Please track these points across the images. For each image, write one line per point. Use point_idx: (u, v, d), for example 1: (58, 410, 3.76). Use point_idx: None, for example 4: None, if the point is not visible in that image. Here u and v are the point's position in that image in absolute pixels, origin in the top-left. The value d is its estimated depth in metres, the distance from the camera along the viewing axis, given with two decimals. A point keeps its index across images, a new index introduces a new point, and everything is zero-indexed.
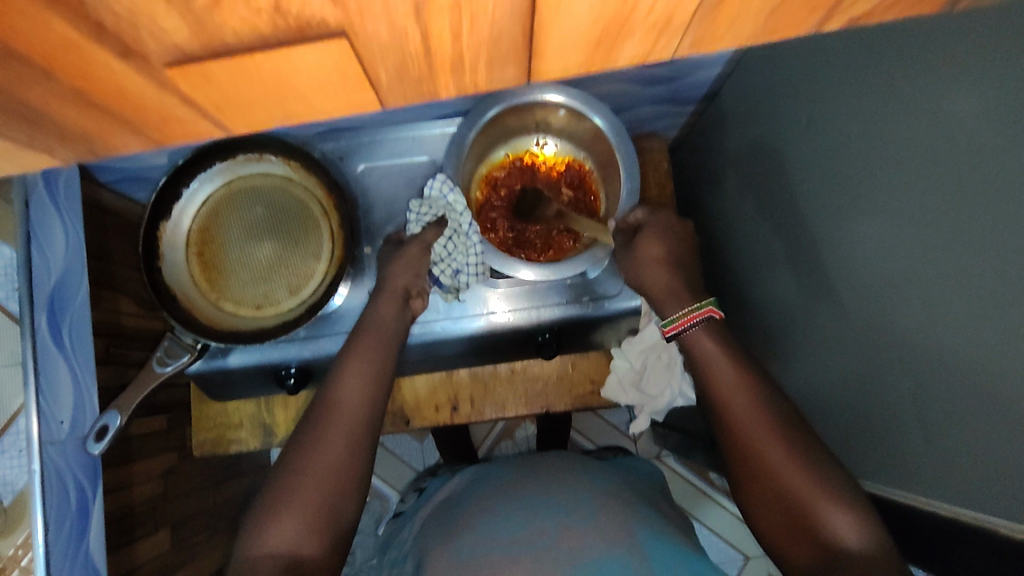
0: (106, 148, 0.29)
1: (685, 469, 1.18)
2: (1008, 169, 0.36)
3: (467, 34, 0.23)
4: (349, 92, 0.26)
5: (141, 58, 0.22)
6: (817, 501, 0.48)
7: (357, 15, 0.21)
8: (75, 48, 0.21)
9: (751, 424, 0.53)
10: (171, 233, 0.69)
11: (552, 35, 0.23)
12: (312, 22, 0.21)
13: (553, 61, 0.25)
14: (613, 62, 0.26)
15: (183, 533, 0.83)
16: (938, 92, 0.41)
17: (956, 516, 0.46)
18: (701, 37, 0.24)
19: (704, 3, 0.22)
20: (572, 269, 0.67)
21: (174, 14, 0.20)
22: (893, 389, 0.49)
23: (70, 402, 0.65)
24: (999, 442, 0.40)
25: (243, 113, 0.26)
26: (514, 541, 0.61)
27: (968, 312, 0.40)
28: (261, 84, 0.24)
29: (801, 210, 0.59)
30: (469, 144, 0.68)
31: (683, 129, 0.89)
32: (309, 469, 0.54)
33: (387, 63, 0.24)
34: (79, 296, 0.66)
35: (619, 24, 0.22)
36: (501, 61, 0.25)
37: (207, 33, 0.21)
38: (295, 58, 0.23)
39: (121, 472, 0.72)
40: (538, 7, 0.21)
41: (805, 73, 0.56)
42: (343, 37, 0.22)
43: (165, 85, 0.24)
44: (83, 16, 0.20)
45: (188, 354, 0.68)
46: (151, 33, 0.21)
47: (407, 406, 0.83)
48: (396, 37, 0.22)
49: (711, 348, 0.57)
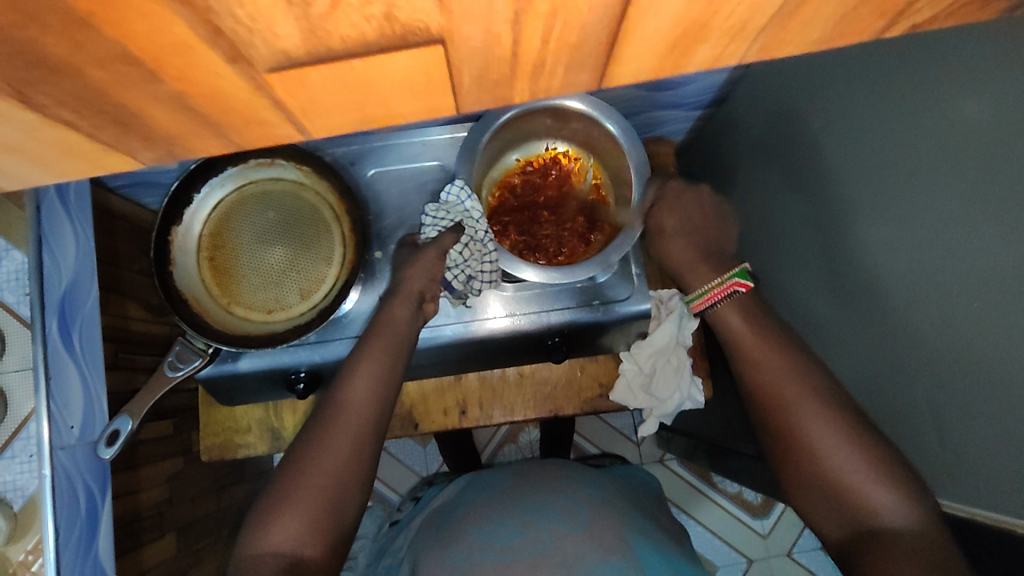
0: (186, 150, 0.28)
1: (687, 472, 1.19)
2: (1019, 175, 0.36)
3: (556, 39, 0.22)
4: (431, 98, 0.25)
5: (247, 63, 0.22)
6: (861, 477, 0.48)
7: (458, 21, 0.21)
8: (187, 50, 0.21)
9: (793, 395, 0.53)
10: (182, 238, 0.69)
11: (633, 40, 0.23)
12: (415, 29, 0.21)
13: (628, 65, 0.25)
14: (683, 67, 0.25)
15: (188, 539, 0.83)
16: (951, 99, 0.41)
17: (970, 515, 0.46)
18: (769, 43, 0.24)
19: (783, 7, 0.22)
20: (583, 272, 0.67)
21: (289, 18, 0.20)
22: (907, 390, 0.49)
23: (81, 407, 0.64)
24: (1015, 445, 0.40)
25: (325, 119, 0.26)
26: (507, 548, 0.62)
27: (983, 316, 0.40)
28: (347, 92, 0.24)
29: (813, 214, 0.59)
30: (482, 148, 0.68)
31: (691, 132, 0.89)
32: (315, 470, 0.54)
33: (472, 69, 0.24)
34: (89, 303, 0.65)
35: (699, 28, 0.22)
36: (579, 68, 0.24)
37: (316, 39, 0.21)
38: (387, 66, 0.22)
39: (128, 477, 0.72)
40: (629, 12, 0.21)
41: (815, 79, 0.56)
42: (440, 43, 0.22)
43: (262, 90, 0.23)
44: (205, 20, 0.19)
45: (200, 359, 0.67)
46: (264, 39, 0.20)
47: (416, 410, 0.83)
48: (489, 43, 0.22)
49: (735, 323, 0.59)
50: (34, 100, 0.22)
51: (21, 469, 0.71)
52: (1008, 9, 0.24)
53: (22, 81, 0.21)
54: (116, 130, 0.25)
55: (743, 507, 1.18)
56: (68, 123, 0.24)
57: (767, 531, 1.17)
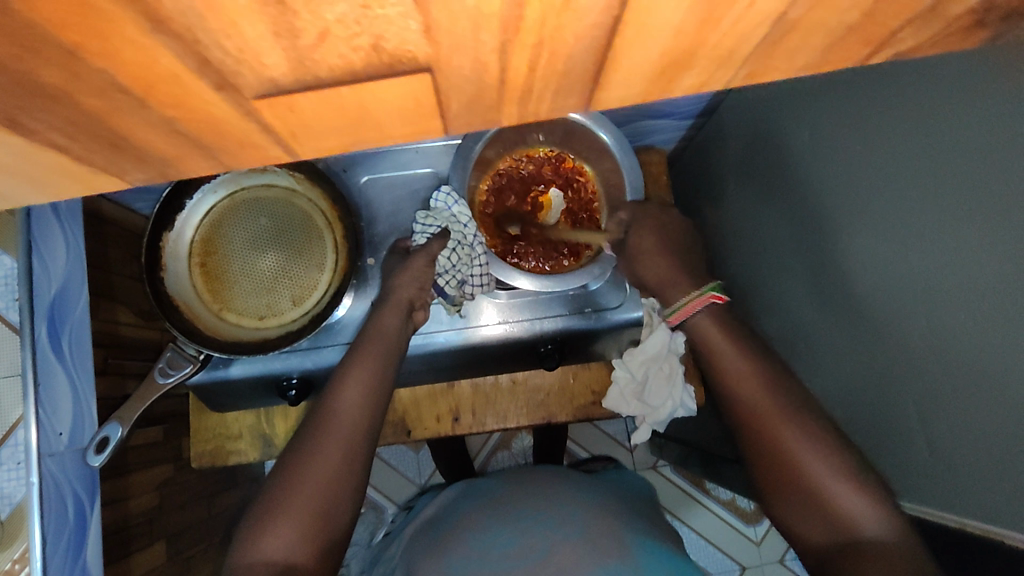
0: (178, 171, 0.27)
1: (681, 479, 1.19)
2: (1001, 196, 0.37)
3: (543, 67, 0.22)
4: (420, 121, 0.25)
5: (235, 91, 0.22)
6: (833, 486, 0.48)
7: (447, 51, 0.21)
8: (177, 80, 0.21)
9: (764, 404, 0.53)
10: (173, 244, 0.69)
11: (620, 68, 0.23)
12: (403, 59, 0.21)
13: (614, 91, 0.24)
14: (672, 91, 0.25)
15: (177, 546, 0.82)
16: (929, 124, 0.41)
17: (961, 526, 0.46)
18: (755, 70, 0.24)
19: (768, 36, 0.22)
20: (576, 281, 0.68)
21: (278, 48, 0.20)
22: (894, 404, 0.49)
23: (70, 413, 0.63)
24: (999, 462, 0.40)
25: (316, 142, 0.26)
26: (507, 555, 0.61)
27: (965, 332, 0.41)
28: (335, 117, 0.24)
29: (801, 226, 0.59)
30: (475, 155, 0.70)
31: (682, 140, 0.90)
32: (304, 478, 0.54)
33: (460, 95, 0.23)
34: (79, 308, 0.65)
35: (687, 55, 0.22)
36: (566, 93, 0.24)
37: (304, 69, 0.21)
38: (377, 91, 0.22)
39: (118, 483, 0.71)
40: (615, 41, 0.21)
41: (803, 94, 0.56)
42: (428, 72, 0.22)
43: (250, 114, 0.23)
44: (193, 52, 0.19)
45: (191, 365, 0.67)
46: (252, 69, 0.20)
47: (408, 417, 0.83)
48: (477, 72, 0.22)
49: (710, 330, 0.59)
50: (22, 126, 0.22)
51: (8, 477, 0.71)
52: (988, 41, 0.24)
53: (11, 109, 0.21)
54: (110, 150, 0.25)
55: (737, 514, 1.18)
56: (60, 148, 0.24)
57: (761, 538, 1.18)
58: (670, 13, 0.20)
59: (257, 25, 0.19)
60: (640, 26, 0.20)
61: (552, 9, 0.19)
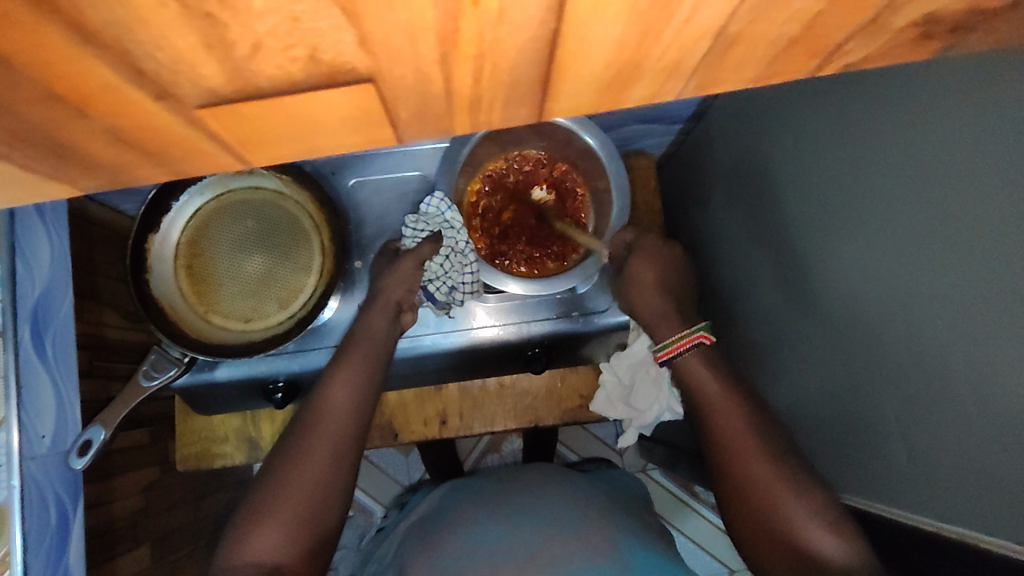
0: (135, 176, 0.27)
1: (670, 482, 1.19)
2: (981, 204, 0.37)
3: (489, 78, 0.23)
4: (372, 130, 0.26)
5: (176, 100, 0.22)
6: (801, 520, 0.50)
7: (387, 62, 0.21)
8: (115, 91, 0.21)
9: (737, 434, 0.55)
10: (159, 246, 0.68)
11: (569, 81, 0.24)
12: (343, 69, 0.21)
13: (567, 102, 0.25)
14: (622, 101, 0.26)
15: (163, 549, 0.82)
16: (912, 129, 0.42)
17: (916, 525, 0.47)
18: (706, 81, 0.25)
19: (713, 50, 0.23)
20: (562, 285, 0.69)
21: (213, 60, 0.20)
22: (873, 410, 0.49)
23: (53, 416, 0.63)
24: (970, 468, 0.41)
25: (270, 150, 0.26)
26: (495, 550, 0.61)
27: (943, 338, 0.41)
28: (283, 127, 0.24)
29: (786, 230, 0.60)
30: (461, 160, 0.70)
31: (670, 145, 0.90)
32: (291, 479, 0.54)
33: (409, 105, 0.24)
34: (63, 309, 0.65)
35: (633, 67, 0.23)
36: (517, 104, 0.25)
37: (242, 78, 0.21)
38: (322, 100, 0.23)
39: (103, 487, 0.71)
40: (561, 55, 0.22)
41: (788, 100, 0.57)
42: (370, 83, 0.22)
43: (195, 122, 0.23)
44: (126, 61, 0.20)
45: (176, 368, 0.67)
46: (190, 79, 0.21)
47: (395, 420, 0.82)
48: (421, 82, 0.23)
49: (700, 371, 0.60)
50: None
51: None
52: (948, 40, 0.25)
53: None
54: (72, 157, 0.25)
55: None
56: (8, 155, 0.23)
57: None
58: (610, 27, 0.21)
59: (189, 38, 0.19)
60: (582, 40, 0.21)
61: (487, 22, 0.20)
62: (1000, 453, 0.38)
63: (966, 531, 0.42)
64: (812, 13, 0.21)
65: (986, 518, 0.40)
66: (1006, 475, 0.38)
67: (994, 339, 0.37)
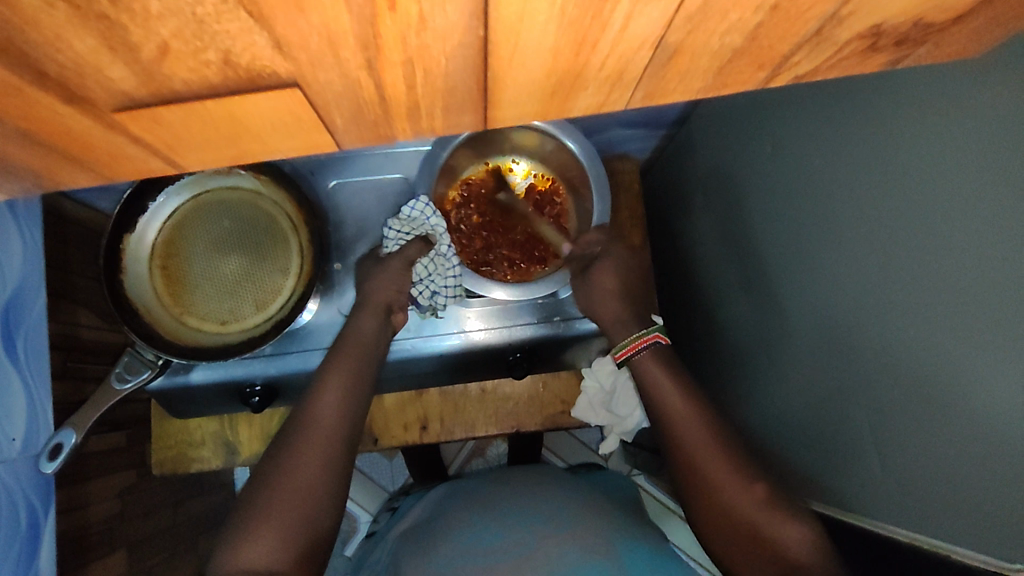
0: (74, 161, 0.29)
1: (656, 489, 1.18)
2: (941, 209, 0.37)
3: (423, 86, 0.27)
4: (304, 135, 0.29)
5: (88, 103, 0.24)
6: (767, 522, 0.50)
7: (309, 68, 0.24)
8: (20, 92, 0.23)
9: (696, 444, 0.55)
10: (134, 246, 0.67)
11: (507, 88, 0.28)
12: (263, 74, 0.24)
13: (508, 108, 0.29)
14: (563, 104, 0.30)
15: (140, 554, 0.80)
16: (881, 132, 0.42)
17: (873, 529, 0.47)
18: (651, 90, 0.29)
19: (650, 64, 0.27)
20: (543, 290, 0.68)
21: (119, 62, 0.22)
22: (847, 417, 0.49)
23: (24, 418, 0.61)
24: (936, 470, 0.41)
25: (197, 152, 0.29)
26: (490, 550, 0.61)
27: (916, 342, 0.41)
28: (217, 128, 0.27)
29: (762, 237, 0.60)
30: (441, 163, 0.69)
31: (654, 150, 0.90)
32: (282, 483, 0.52)
33: (342, 110, 0.28)
34: (36, 310, 0.63)
35: (572, 76, 0.27)
36: (457, 110, 0.29)
37: (155, 81, 0.24)
38: (250, 106, 0.26)
39: (74, 491, 0.68)
40: (493, 67, 0.26)
41: (769, 106, 0.56)
42: (296, 87, 0.25)
43: (113, 126, 0.26)
44: (27, 65, 0.22)
45: (149, 371, 0.65)
46: (98, 82, 0.23)
47: (375, 424, 0.82)
48: (350, 88, 0.26)
49: (659, 376, 0.60)
50: None
51: None
52: (890, 43, 0.27)
53: None
54: (5, 134, 0.26)
55: None
56: None
57: None
58: (540, 36, 0.24)
59: (88, 40, 0.21)
60: (514, 47, 0.24)
61: (410, 27, 0.23)
62: (965, 456, 0.38)
63: (936, 541, 0.41)
64: (751, 25, 0.25)
65: (947, 518, 0.40)
66: (978, 481, 0.37)
67: (976, 343, 0.36)
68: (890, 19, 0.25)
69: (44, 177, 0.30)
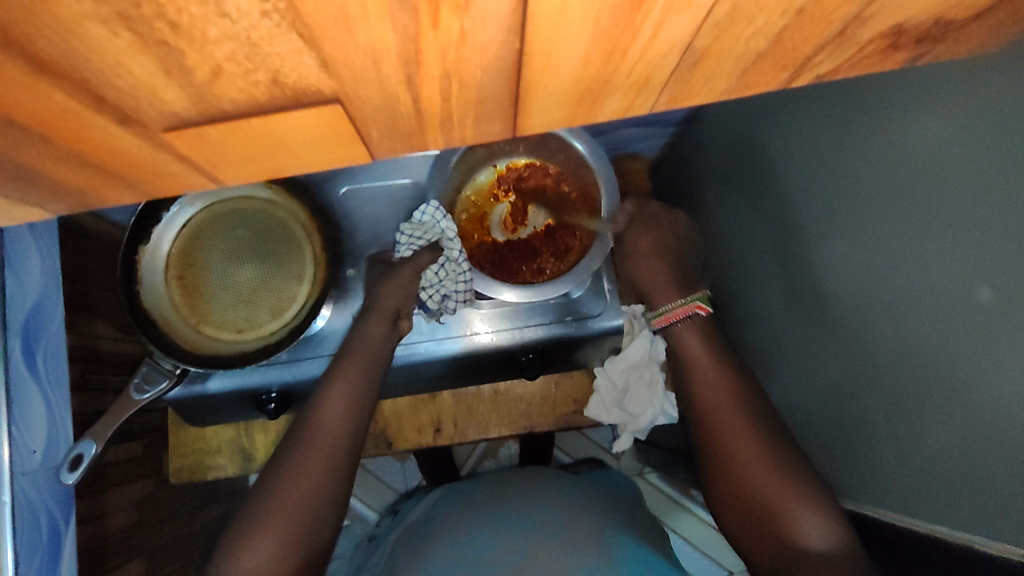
0: (117, 179, 0.29)
1: (669, 485, 1.18)
2: (961, 202, 0.37)
3: (458, 97, 0.27)
4: (340, 149, 0.30)
5: (140, 124, 0.25)
6: (786, 504, 0.50)
7: (350, 85, 0.24)
8: (76, 116, 0.24)
9: (730, 422, 0.56)
10: (150, 257, 0.67)
11: (538, 96, 0.28)
12: (307, 92, 0.25)
13: (538, 116, 0.30)
14: (591, 111, 0.30)
15: (159, 562, 0.80)
16: (899, 126, 0.41)
17: (908, 527, 0.46)
18: (679, 94, 0.30)
19: (678, 69, 0.27)
20: (554, 291, 0.68)
21: (174, 85, 0.23)
22: (864, 411, 0.49)
23: (44, 431, 0.60)
24: (957, 462, 0.41)
25: (236, 168, 0.30)
26: (480, 561, 0.60)
27: (934, 338, 0.40)
28: (257, 145, 0.28)
29: (775, 234, 0.60)
30: (450, 168, 0.71)
31: (663, 147, 0.90)
32: (293, 488, 0.53)
33: (379, 123, 0.28)
34: (54, 322, 0.63)
35: (602, 83, 0.27)
36: (488, 120, 0.30)
37: (205, 102, 0.24)
38: (291, 121, 0.26)
39: (95, 501, 0.69)
40: (525, 77, 0.26)
41: (781, 102, 0.56)
42: (337, 103, 0.26)
43: (161, 145, 0.27)
44: (85, 90, 0.22)
45: (167, 380, 0.66)
46: (151, 104, 0.24)
47: (390, 429, 0.82)
48: (389, 101, 0.26)
49: (694, 345, 0.62)
50: None
51: None
52: (910, 41, 0.27)
53: None
54: (55, 155, 0.26)
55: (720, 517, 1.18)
56: None
57: None
58: (573, 46, 0.24)
59: (148, 65, 0.22)
60: (548, 56, 0.25)
61: (451, 43, 0.23)
62: (985, 448, 0.38)
63: (958, 534, 0.42)
64: (778, 29, 0.25)
65: (969, 510, 0.40)
66: (997, 471, 0.37)
67: (994, 336, 0.36)
68: (914, 17, 0.25)
69: (85, 196, 0.31)
